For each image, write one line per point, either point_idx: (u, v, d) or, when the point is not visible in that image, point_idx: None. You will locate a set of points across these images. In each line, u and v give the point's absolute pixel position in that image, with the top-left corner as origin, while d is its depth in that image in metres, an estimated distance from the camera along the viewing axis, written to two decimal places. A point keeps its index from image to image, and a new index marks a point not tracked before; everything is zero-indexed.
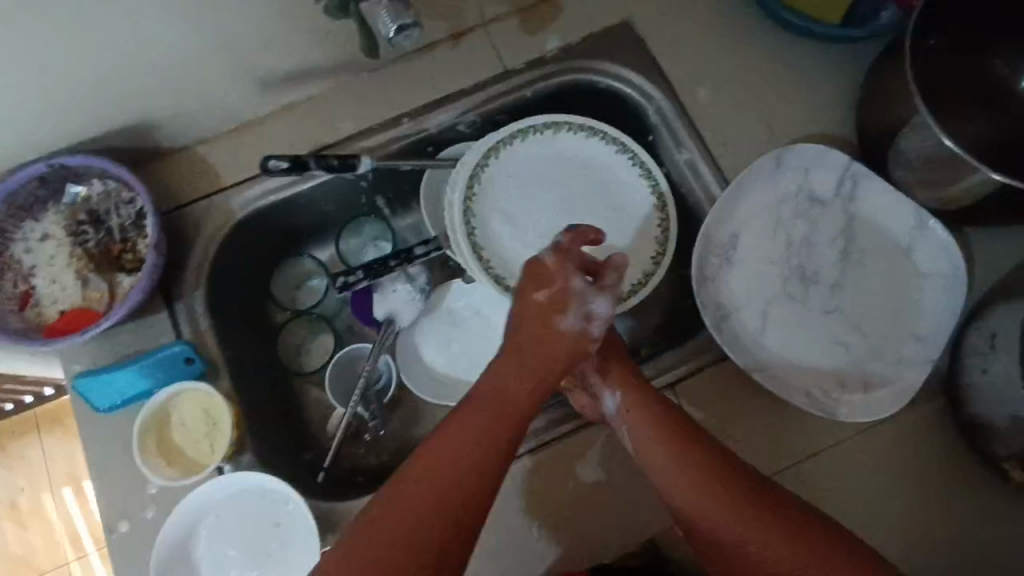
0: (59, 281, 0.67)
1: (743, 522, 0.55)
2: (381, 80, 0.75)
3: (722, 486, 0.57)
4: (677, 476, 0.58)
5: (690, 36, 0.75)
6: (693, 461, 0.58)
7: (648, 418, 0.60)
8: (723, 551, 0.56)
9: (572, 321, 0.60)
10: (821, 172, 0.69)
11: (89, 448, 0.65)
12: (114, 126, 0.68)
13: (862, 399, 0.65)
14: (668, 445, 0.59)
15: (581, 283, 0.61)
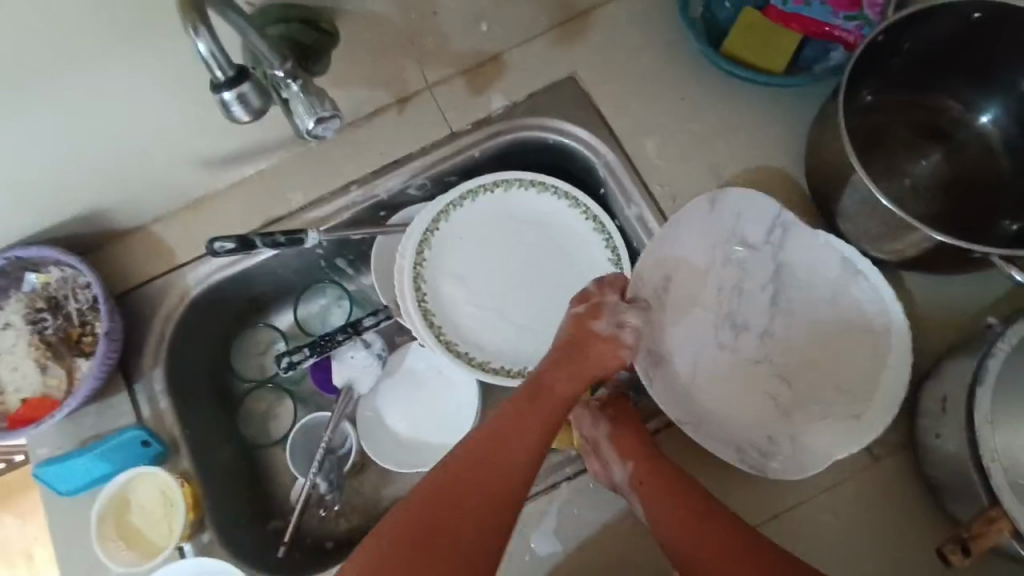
0: (20, 370, 0.69)
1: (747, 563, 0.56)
2: (330, 150, 0.76)
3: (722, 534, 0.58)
4: (683, 531, 0.59)
5: (636, 89, 0.75)
6: (697, 512, 0.59)
7: (657, 482, 0.62)
8: None
9: (604, 325, 0.65)
10: (751, 218, 0.68)
11: (54, 531, 0.66)
12: (67, 214, 0.69)
13: (799, 451, 0.63)
14: (668, 496, 0.60)
15: (605, 326, 0.65)
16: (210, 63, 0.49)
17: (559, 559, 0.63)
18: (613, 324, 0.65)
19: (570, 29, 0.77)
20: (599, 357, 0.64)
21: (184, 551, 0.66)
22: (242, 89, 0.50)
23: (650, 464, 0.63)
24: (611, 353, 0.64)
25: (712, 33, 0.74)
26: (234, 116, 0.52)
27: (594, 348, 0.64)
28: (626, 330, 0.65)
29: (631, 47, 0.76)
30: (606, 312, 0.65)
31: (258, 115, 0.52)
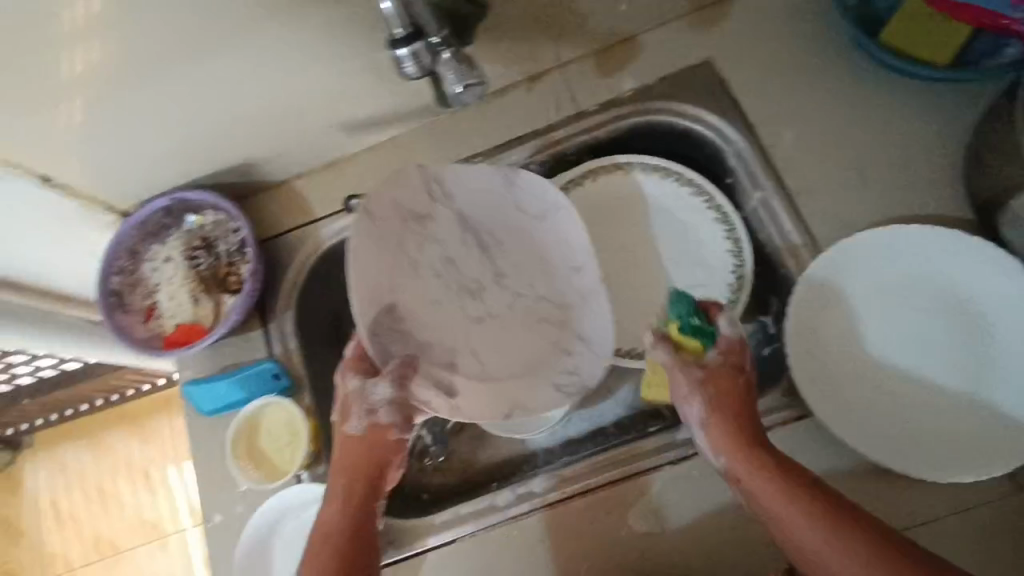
0: (177, 298, 0.77)
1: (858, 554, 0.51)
2: (460, 120, 0.80)
3: (826, 522, 0.53)
4: (786, 515, 0.54)
5: (776, 77, 0.72)
6: (803, 496, 0.54)
7: (769, 473, 0.56)
8: None
9: (354, 425, 0.65)
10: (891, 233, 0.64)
11: (195, 443, 0.74)
12: (226, 164, 0.77)
13: (966, 458, 0.59)
14: (761, 481, 0.56)
15: (354, 425, 0.65)
16: (392, 21, 0.53)
17: (654, 538, 0.64)
18: (364, 412, 0.65)
19: (711, 13, 0.75)
20: (366, 451, 0.64)
21: (301, 477, 0.72)
22: (416, 47, 0.53)
23: (738, 436, 0.59)
24: (380, 440, 0.65)
25: (868, 21, 0.70)
26: (406, 72, 0.55)
27: (370, 450, 0.64)
28: (380, 410, 0.65)
29: (774, 34, 0.73)
30: (356, 395, 0.65)
31: (426, 73, 0.55)
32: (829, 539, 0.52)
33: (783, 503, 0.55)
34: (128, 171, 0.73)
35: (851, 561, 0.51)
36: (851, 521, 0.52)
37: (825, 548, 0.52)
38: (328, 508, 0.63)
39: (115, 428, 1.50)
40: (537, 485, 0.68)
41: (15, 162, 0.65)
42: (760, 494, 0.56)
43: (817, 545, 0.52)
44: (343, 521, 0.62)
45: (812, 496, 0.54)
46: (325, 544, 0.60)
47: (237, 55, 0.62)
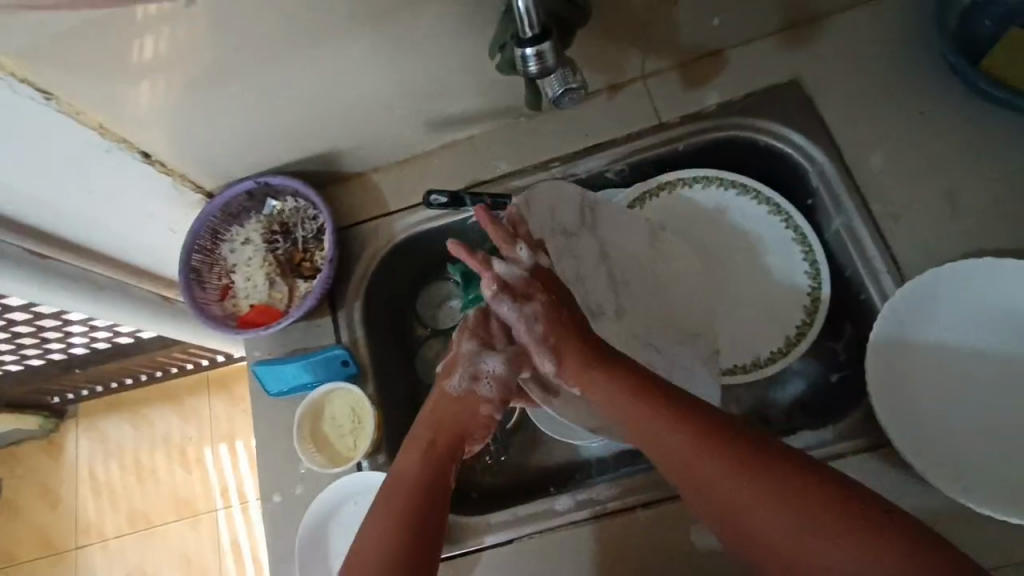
0: (253, 280, 0.80)
1: (783, 512, 0.49)
2: (539, 124, 0.80)
3: (740, 467, 0.52)
4: (672, 448, 0.55)
5: (865, 100, 0.72)
6: (683, 433, 0.55)
7: (614, 391, 0.61)
8: (721, 508, 0.52)
9: (456, 384, 0.69)
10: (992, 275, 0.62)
11: (259, 422, 0.76)
12: (309, 152, 0.79)
13: None
14: (669, 428, 0.56)
15: (456, 385, 0.69)
16: (523, 19, 0.54)
17: (717, 557, 0.63)
18: (468, 373, 0.69)
19: (801, 32, 0.75)
20: (454, 415, 0.67)
21: (361, 465, 0.73)
22: (542, 47, 0.54)
23: (633, 389, 0.60)
24: (469, 404, 0.68)
25: (966, 48, 0.69)
26: (529, 70, 0.55)
27: (459, 413, 0.68)
28: (483, 380, 0.69)
29: (865, 58, 0.73)
30: (467, 356, 0.70)
31: (548, 72, 0.55)
32: (708, 476, 0.53)
33: (678, 440, 0.55)
34: (218, 153, 0.75)
35: (771, 514, 0.49)
36: (767, 461, 0.51)
37: (726, 481, 0.52)
38: (407, 455, 0.64)
39: (158, 404, 1.53)
40: (598, 492, 0.68)
41: (123, 135, 0.69)
42: (648, 424, 0.58)
43: (720, 487, 0.52)
44: (419, 470, 0.62)
45: (733, 444, 0.53)
46: (399, 484, 0.61)
47: (339, 45, 0.64)
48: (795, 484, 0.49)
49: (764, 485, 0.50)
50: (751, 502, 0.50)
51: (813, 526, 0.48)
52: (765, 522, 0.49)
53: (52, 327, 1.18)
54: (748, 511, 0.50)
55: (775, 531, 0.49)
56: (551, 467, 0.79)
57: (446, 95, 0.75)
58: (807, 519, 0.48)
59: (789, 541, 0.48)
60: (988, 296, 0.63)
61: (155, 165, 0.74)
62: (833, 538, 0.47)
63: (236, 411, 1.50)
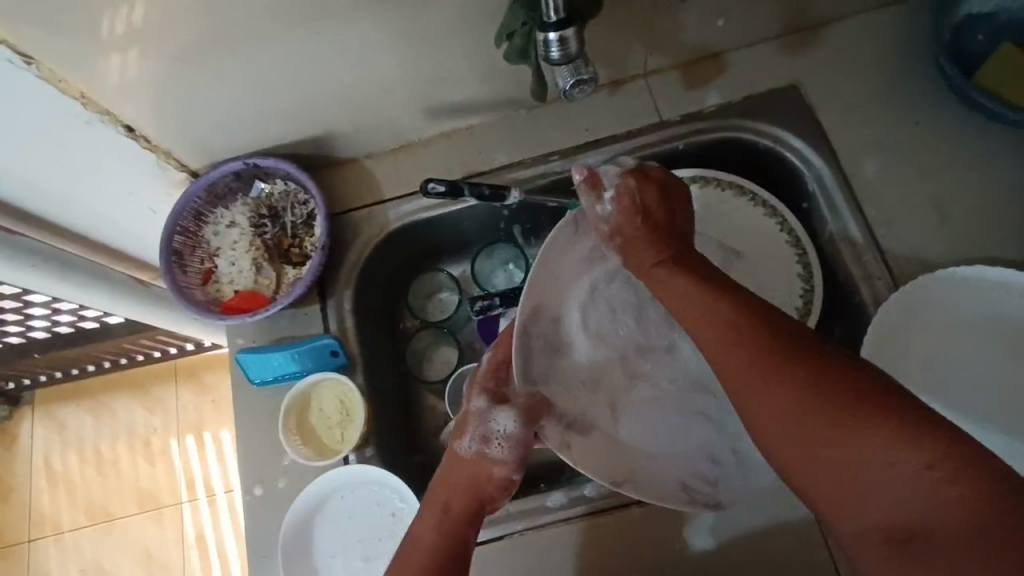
0: (238, 265, 0.78)
1: (835, 424, 0.41)
2: (539, 117, 0.79)
3: (778, 369, 0.45)
4: (708, 330, 0.50)
5: (862, 108, 0.73)
6: (724, 311, 0.49)
7: (721, 328, 0.49)
8: (799, 463, 0.43)
9: (465, 445, 0.66)
10: (973, 283, 0.63)
11: (241, 412, 0.73)
12: (302, 135, 0.76)
13: None
14: (708, 310, 0.50)
15: (466, 446, 0.66)
16: (547, 3, 0.52)
17: (709, 555, 0.63)
18: (478, 436, 0.66)
19: (801, 37, 0.76)
20: (467, 476, 0.63)
21: (348, 459, 0.71)
22: (567, 32, 0.53)
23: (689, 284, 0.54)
24: (481, 468, 0.64)
25: (960, 60, 0.71)
26: (550, 56, 0.54)
27: (473, 476, 0.64)
28: (495, 441, 0.66)
29: (862, 66, 0.74)
30: (477, 415, 0.67)
31: (568, 60, 0.55)
32: (750, 370, 0.46)
33: (716, 339, 0.49)
34: (206, 132, 0.72)
35: (810, 409, 0.43)
36: (813, 360, 0.44)
37: (758, 389, 0.46)
38: (421, 521, 0.60)
39: (122, 393, 1.47)
40: (591, 489, 0.67)
41: (106, 107, 0.65)
42: (681, 297, 0.54)
43: (753, 380, 0.46)
44: (436, 538, 0.58)
45: (772, 339, 0.46)
46: (410, 549, 0.58)
47: (341, 23, 0.62)
48: (841, 388, 0.42)
49: (796, 390, 0.44)
50: (779, 399, 0.44)
51: (858, 424, 0.41)
52: (799, 417, 0.43)
53: (12, 309, 1.12)
54: (768, 403, 0.45)
55: (802, 429, 0.43)
56: (540, 463, 0.78)
57: (446, 82, 0.73)
58: (849, 413, 0.41)
59: (831, 453, 0.41)
60: (970, 304, 0.64)
61: (139, 141, 0.71)
62: (878, 433, 0.40)
63: (205, 401, 1.45)
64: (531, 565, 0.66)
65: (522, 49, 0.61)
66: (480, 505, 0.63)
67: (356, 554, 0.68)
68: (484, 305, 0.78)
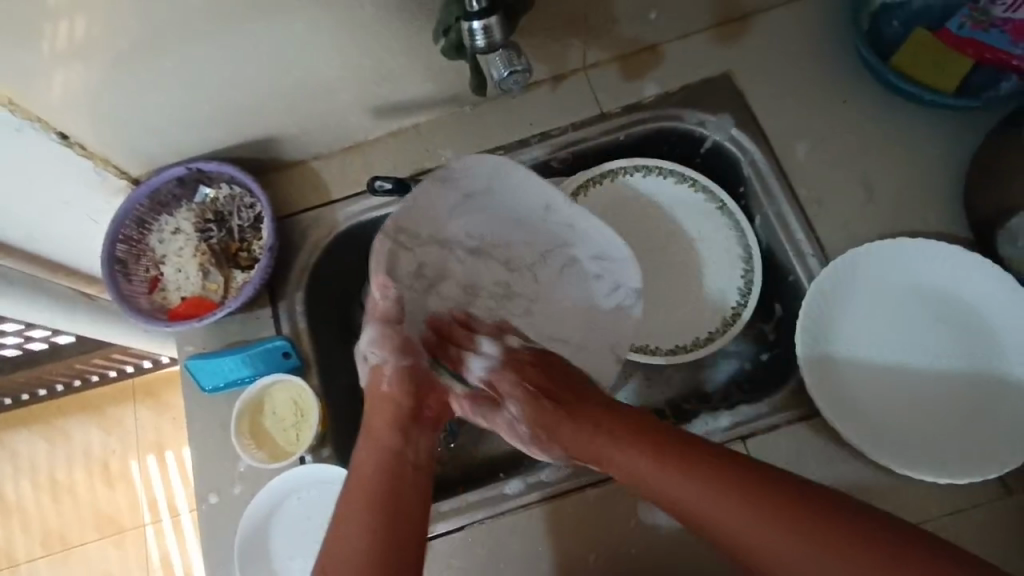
0: (185, 271, 0.77)
1: (778, 530, 0.50)
2: (485, 113, 0.81)
3: (738, 491, 0.52)
4: (700, 512, 0.54)
5: (792, 94, 0.76)
6: (682, 472, 0.55)
7: (644, 460, 0.58)
8: (749, 559, 0.51)
9: (371, 354, 0.69)
10: (887, 257, 0.68)
11: (194, 419, 0.72)
12: (245, 138, 0.76)
13: (963, 458, 0.62)
14: (656, 463, 0.57)
15: (369, 354, 0.69)
16: None
17: (665, 530, 0.65)
18: (373, 340, 0.69)
19: (731, 28, 0.79)
20: (386, 403, 0.66)
21: (305, 459, 0.70)
22: (490, 20, 0.54)
23: (602, 420, 0.62)
24: (393, 376, 0.68)
25: (880, 46, 0.75)
26: (476, 45, 0.56)
27: (386, 396, 0.67)
28: (373, 352, 0.69)
29: (789, 54, 0.77)
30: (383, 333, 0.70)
31: (495, 48, 0.56)
32: (695, 500, 0.54)
33: (638, 459, 0.58)
34: (145, 137, 0.71)
35: (767, 531, 0.50)
36: (761, 479, 0.52)
37: (729, 525, 0.52)
38: (363, 450, 0.63)
39: (75, 416, 1.43)
40: (549, 474, 0.69)
41: (35, 113, 0.64)
42: (653, 481, 0.57)
43: (719, 511, 0.52)
44: (377, 456, 0.62)
45: (730, 473, 0.54)
46: (354, 484, 0.60)
47: (280, 24, 0.62)
48: (801, 512, 0.50)
49: (756, 511, 0.51)
50: (728, 522, 0.52)
51: (795, 544, 0.49)
52: (762, 542, 0.50)
53: None
54: (741, 528, 0.51)
55: (767, 548, 0.50)
56: (499, 454, 0.79)
57: (389, 81, 0.74)
58: (792, 539, 0.49)
59: (772, 539, 0.50)
60: (885, 275, 0.69)
61: (74, 148, 0.70)
62: (785, 524, 0.50)
63: (165, 420, 1.42)
64: (493, 554, 0.66)
65: (459, 45, 0.62)
66: (410, 419, 0.66)
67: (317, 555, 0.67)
68: None
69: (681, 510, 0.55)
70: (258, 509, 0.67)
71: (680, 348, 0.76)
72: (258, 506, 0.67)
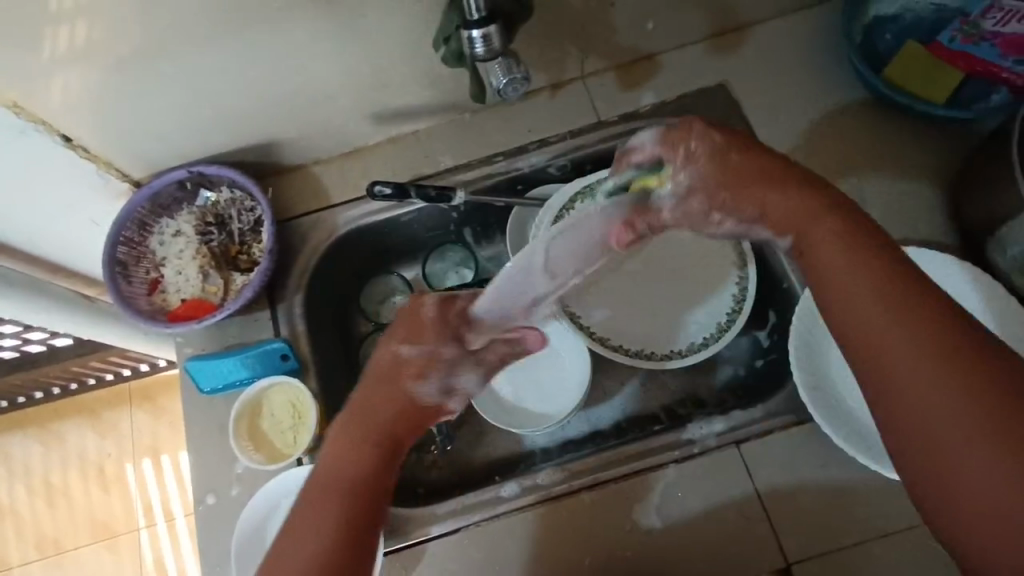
0: (185, 274, 0.77)
1: (965, 409, 0.44)
2: (484, 120, 0.82)
3: (931, 329, 0.46)
4: (868, 332, 0.48)
5: (786, 104, 0.77)
6: (873, 263, 0.50)
7: (832, 240, 0.52)
8: (902, 416, 0.46)
9: (427, 392, 0.63)
10: None
11: (191, 421, 0.72)
12: (247, 143, 0.77)
13: None
14: (853, 251, 0.51)
15: (430, 394, 0.63)
16: (467, 3, 0.55)
17: (658, 534, 0.65)
18: (443, 383, 0.64)
19: (727, 39, 0.80)
20: (388, 413, 0.60)
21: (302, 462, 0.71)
22: (489, 29, 0.55)
23: (785, 187, 0.55)
24: (428, 414, 0.63)
25: (872, 58, 0.76)
26: (475, 53, 0.57)
27: (392, 410, 0.60)
28: (453, 395, 0.65)
29: (783, 65, 0.79)
30: (428, 361, 0.62)
31: (495, 56, 0.57)
32: (887, 305, 0.48)
33: (834, 249, 0.52)
34: (147, 141, 0.72)
35: (923, 368, 0.46)
36: (957, 326, 0.46)
37: (897, 355, 0.47)
38: (346, 447, 0.58)
39: (72, 418, 1.42)
40: (544, 478, 0.69)
41: (40, 116, 0.65)
42: (825, 257, 0.52)
43: (892, 335, 0.47)
44: (359, 461, 0.57)
45: (931, 301, 0.48)
46: (333, 484, 0.56)
47: (284, 31, 0.64)
48: (982, 373, 0.44)
49: (957, 375, 0.44)
50: (902, 346, 0.47)
51: (978, 423, 0.43)
52: (915, 381, 0.46)
53: None
54: (903, 344, 0.47)
55: (947, 407, 0.44)
56: (495, 459, 0.79)
57: (390, 88, 0.75)
58: (980, 414, 0.43)
59: (941, 410, 0.44)
60: None
61: (77, 151, 0.70)
62: (971, 409, 0.44)
63: (161, 423, 1.41)
64: (487, 557, 0.67)
65: (458, 53, 0.63)
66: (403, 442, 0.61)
67: None
68: None
69: (837, 304, 0.51)
70: (254, 510, 0.67)
71: (674, 353, 0.76)
72: (255, 508, 0.67)
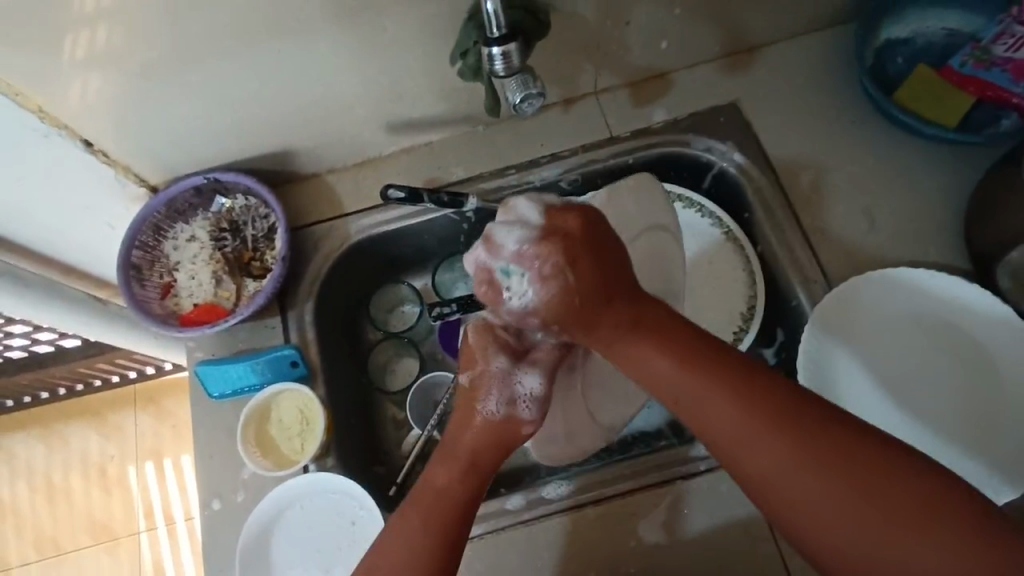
0: (198, 279, 0.78)
1: (826, 481, 0.44)
2: (496, 133, 0.83)
3: (795, 439, 0.46)
4: (767, 485, 0.46)
5: (796, 124, 0.78)
6: (667, 358, 0.51)
7: (660, 366, 0.51)
8: (792, 518, 0.45)
9: (492, 407, 0.59)
10: (890, 286, 0.69)
11: (199, 425, 0.73)
12: (263, 151, 0.78)
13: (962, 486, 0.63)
14: (729, 409, 0.48)
15: (492, 409, 0.59)
16: (489, 20, 0.56)
17: (664, 549, 0.65)
18: (504, 396, 0.59)
19: (738, 59, 0.81)
20: (492, 437, 0.58)
21: (308, 468, 0.71)
22: (509, 47, 0.56)
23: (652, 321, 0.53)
24: (512, 431, 0.58)
25: (882, 81, 0.77)
26: (495, 69, 0.58)
27: (499, 431, 0.58)
28: (522, 403, 0.60)
29: (794, 86, 0.79)
30: (498, 375, 0.60)
31: (514, 73, 0.58)
32: (766, 445, 0.46)
33: (702, 399, 0.49)
34: (165, 147, 0.73)
35: (827, 491, 0.44)
36: (804, 411, 0.47)
37: (803, 493, 0.45)
38: (437, 472, 0.56)
39: (76, 420, 1.43)
40: (550, 492, 0.69)
41: (63, 120, 0.66)
42: (631, 351, 0.53)
43: (778, 475, 0.46)
44: (451, 493, 0.54)
45: (797, 426, 0.46)
46: (432, 501, 0.54)
47: (304, 42, 0.65)
48: (841, 459, 0.44)
49: (818, 457, 0.45)
50: (771, 463, 0.46)
51: (848, 499, 0.43)
52: (792, 486, 0.45)
53: None
54: (787, 470, 0.45)
55: (828, 514, 0.44)
56: (500, 470, 0.79)
57: (405, 99, 0.76)
58: (845, 488, 0.44)
59: (821, 494, 0.44)
60: (887, 302, 0.70)
61: (98, 155, 0.72)
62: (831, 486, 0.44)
63: (164, 427, 1.41)
64: (491, 570, 0.66)
65: (476, 67, 0.65)
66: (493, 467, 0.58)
67: (316, 564, 0.68)
68: (441, 311, 0.80)
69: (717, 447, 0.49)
70: (263, 515, 0.68)
71: None
72: (264, 512, 0.68)
